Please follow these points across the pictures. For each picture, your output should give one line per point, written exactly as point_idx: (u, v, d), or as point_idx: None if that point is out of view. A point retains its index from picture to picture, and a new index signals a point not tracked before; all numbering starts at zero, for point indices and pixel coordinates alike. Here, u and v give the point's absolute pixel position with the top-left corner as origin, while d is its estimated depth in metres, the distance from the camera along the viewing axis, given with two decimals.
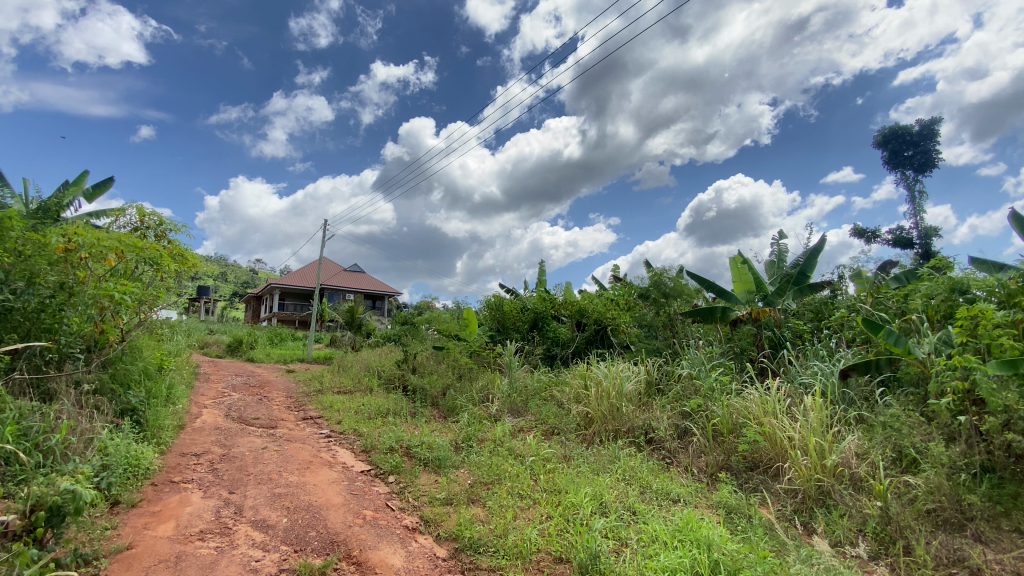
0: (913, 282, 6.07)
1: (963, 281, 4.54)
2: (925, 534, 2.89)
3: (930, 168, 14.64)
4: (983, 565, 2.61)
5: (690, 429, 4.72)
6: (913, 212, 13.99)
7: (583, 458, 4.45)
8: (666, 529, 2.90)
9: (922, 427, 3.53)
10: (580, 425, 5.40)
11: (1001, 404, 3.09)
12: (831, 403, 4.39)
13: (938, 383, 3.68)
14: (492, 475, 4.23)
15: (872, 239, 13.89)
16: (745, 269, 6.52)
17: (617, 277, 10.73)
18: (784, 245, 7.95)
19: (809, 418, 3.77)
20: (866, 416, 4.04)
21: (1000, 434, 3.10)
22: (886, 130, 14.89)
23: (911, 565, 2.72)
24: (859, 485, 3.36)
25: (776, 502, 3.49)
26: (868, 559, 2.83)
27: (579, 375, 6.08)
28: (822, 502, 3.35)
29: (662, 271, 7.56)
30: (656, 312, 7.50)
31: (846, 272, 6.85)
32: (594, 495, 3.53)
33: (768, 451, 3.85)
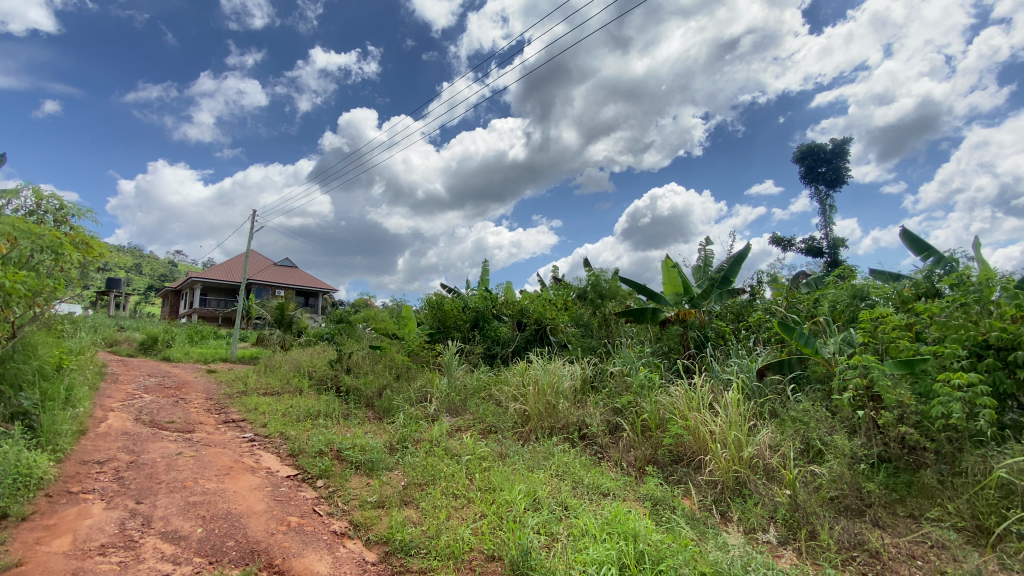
0: (821, 288, 6.64)
1: (863, 288, 5.03)
2: (828, 519, 3.14)
3: (839, 184, 16.07)
4: (880, 547, 2.87)
5: (620, 425, 4.88)
6: (823, 223, 15.31)
7: (518, 456, 4.47)
8: (595, 522, 2.97)
9: (828, 421, 3.86)
10: (516, 423, 5.43)
11: (895, 400, 3.46)
12: (747, 398, 4.70)
13: (841, 379, 4.03)
14: (426, 476, 4.15)
15: (789, 248, 15.06)
16: (674, 272, 6.83)
17: (557, 277, 10.93)
18: (711, 250, 8.43)
19: (729, 413, 4.01)
20: (779, 410, 4.35)
21: (896, 427, 3.48)
22: (803, 148, 16.20)
23: (815, 548, 2.95)
24: (771, 474, 3.60)
25: (698, 493, 3.67)
26: (777, 544, 3.04)
27: (518, 374, 6.12)
28: (739, 492, 3.57)
29: (600, 272, 7.78)
30: (593, 313, 7.72)
31: (764, 277, 7.37)
32: (528, 491, 3.57)
33: (691, 444, 4.05)
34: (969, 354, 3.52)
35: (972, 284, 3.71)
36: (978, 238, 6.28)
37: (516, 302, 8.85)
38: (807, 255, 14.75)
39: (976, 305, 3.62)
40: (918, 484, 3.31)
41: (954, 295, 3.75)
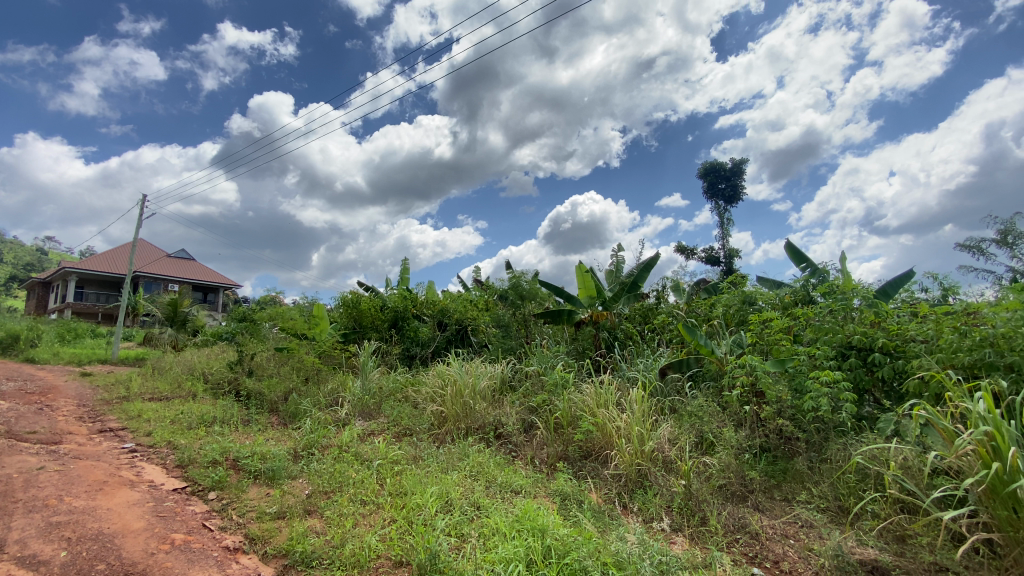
0: (717, 294, 7.25)
1: (751, 294, 5.58)
2: (717, 506, 3.41)
3: (735, 201, 17.66)
4: (759, 529, 3.17)
5: (534, 423, 4.99)
6: (721, 236, 16.74)
7: (432, 458, 4.40)
8: (505, 521, 2.99)
9: (719, 415, 4.21)
10: (432, 425, 5.35)
11: (775, 396, 3.87)
12: (651, 395, 4.99)
13: (731, 377, 4.43)
14: (333, 483, 3.96)
15: (691, 257, 16.26)
16: (589, 276, 7.13)
17: (478, 278, 10.95)
18: (623, 256, 8.89)
19: (634, 410, 4.24)
20: (678, 405, 4.68)
21: (776, 420, 3.87)
22: (706, 165, 17.63)
23: (705, 533, 3.19)
24: (669, 466, 3.84)
25: (604, 486, 3.84)
26: (671, 531, 3.25)
27: (436, 375, 6.04)
28: (640, 484, 3.78)
29: (520, 274, 7.90)
30: (513, 314, 7.84)
31: (668, 283, 7.90)
32: (440, 494, 3.52)
33: (599, 440, 4.23)
34: (835, 354, 4.00)
35: (838, 292, 4.22)
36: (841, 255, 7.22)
37: (436, 303, 8.74)
38: (707, 264, 16.04)
39: (842, 311, 4.12)
40: (792, 470, 3.71)
41: (825, 302, 4.24)
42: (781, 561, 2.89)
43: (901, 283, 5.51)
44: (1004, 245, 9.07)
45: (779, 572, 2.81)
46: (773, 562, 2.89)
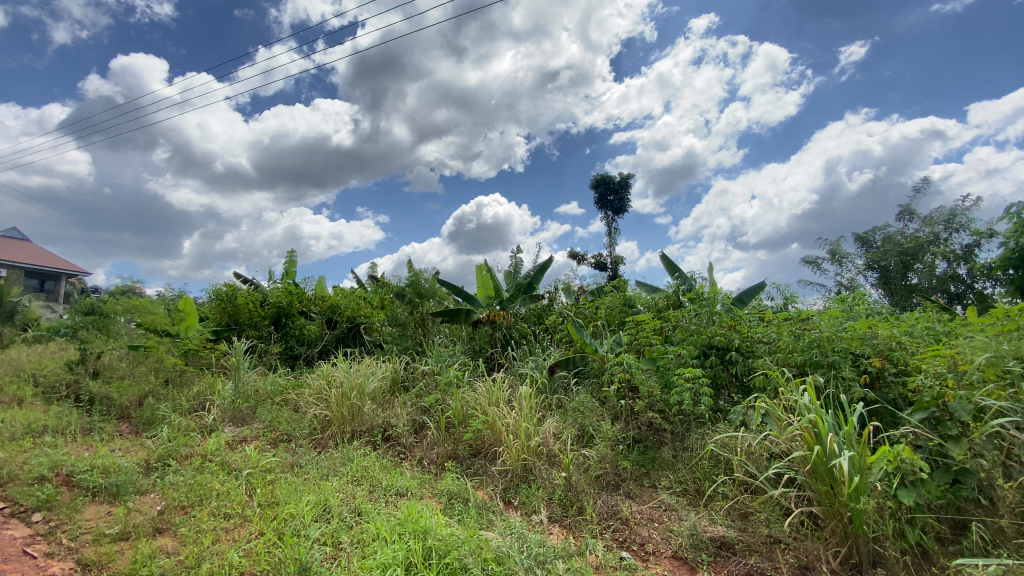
0: (602, 295, 7.76)
1: (631, 298, 6.06)
2: (593, 495, 3.62)
3: (623, 213, 18.99)
4: (628, 515, 3.42)
5: (425, 424, 4.91)
6: (610, 244, 17.87)
7: (312, 464, 4.14)
8: (387, 524, 2.91)
9: (598, 410, 4.50)
10: (313, 429, 5.02)
11: (647, 391, 4.23)
12: (539, 392, 5.17)
13: (611, 374, 4.74)
14: (193, 497, 3.54)
15: (582, 262, 17.16)
16: (487, 276, 7.22)
17: (373, 275, 10.55)
18: (520, 257, 9.13)
19: (522, 407, 4.35)
20: (563, 401, 4.91)
21: (646, 413, 4.23)
22: (597, 177, 18.77)
23: (582, 522, 3.37)
24: (552, 459, 4.00)
25: (490, 483, 3.90)
26: (549, 522, 3.38)
27: (321, 377, 5.69)
28: (525, 479, 3.89)
29: (419, 271, 7.65)
30: (409, 312, 7.62)
31: (560, 284, 8.27)
32: (317, 501, 3.32)
33: (488, 437, 4.29)
34: (698, 353, 4.47)
35: (703, 299, 4.74)
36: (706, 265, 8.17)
37: (326, 298, 8.24)
38: (597, 270, 17.02)
39: (706, 314, 4.61)
40: (659, 459, 4.07)
41: (692, 306, 4.73)
42: (646, 543, 3.14)
43: (753, 292, 6.35)
44: (830, 263, 10.85)
45: (644, 553, 3.06)
46: (640, 545, 3.13)
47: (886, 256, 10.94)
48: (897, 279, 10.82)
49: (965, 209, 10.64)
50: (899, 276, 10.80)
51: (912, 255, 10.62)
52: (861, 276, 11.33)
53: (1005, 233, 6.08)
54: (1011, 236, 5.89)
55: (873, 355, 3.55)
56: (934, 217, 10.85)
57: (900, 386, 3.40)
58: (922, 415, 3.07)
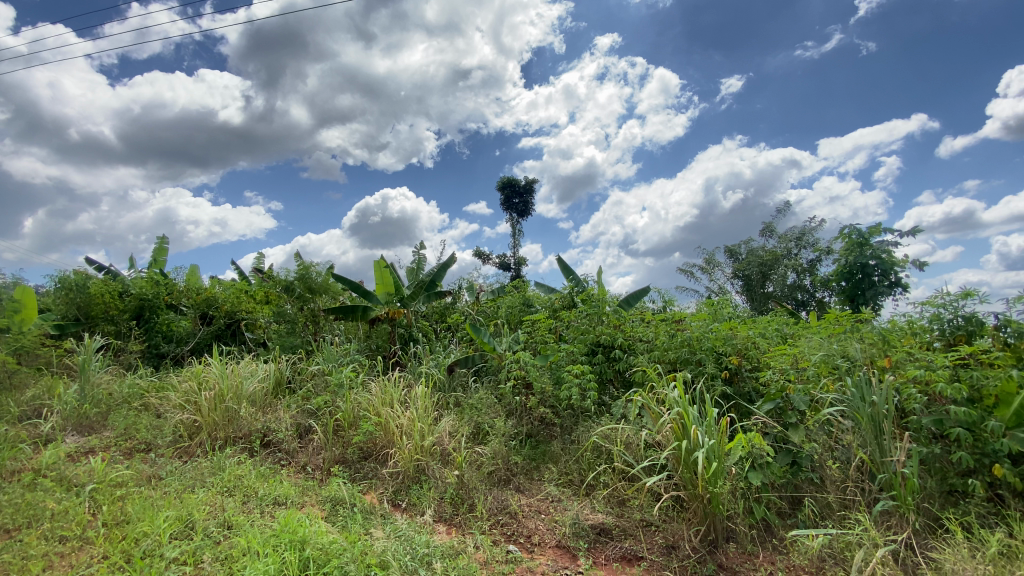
0: (503, 294, 7.93)
1: (530, 298, 6.29)
2: (484, 492, 3.67)
3: (527, 216, 19.48)
4: (517, 509, 3.51)
5: (311, 427, 4.63)
6: (513, 245, 18.19)
7: (176, 475, 3.70)
8: (260, 537, 2.69)
9: (494, 407, 4.55)
10: (179, 436, 4.49)
11: (541, 387, 4.41)
12: (436, 391, 5.11)
13: (507, 372, 4.84)
14: (15, 519, 2.98)
15: (486, 262, 17.28)
16: (387, 272, 6.97)
17: (259, 266, 9.73)
18: (424, 254, 8.96)
19: (416, 407, 4.26)
20: (460, 399, 4.91)
21: (539, 409, 4.40)
22: (503, 179, 19.07)
23: (472, 519, 3.39)
24: (445, 458, 3.97)
25: (380, 485, 3.79)
26: (434, 522, 3.35)
27: (191, 378, 5.11)
28: (417, 479, 3.82)
29: (311, 264, 7.16)
30: (298, 308, 7.07)
31: (464, 283, 8.25)
32: (177, 517, 2.97)
33: (380, 439, 4.14)
34: (587, 350, 4.71)
35: (593, 301, 5.02)
36: (599, 270, 8.69)
37: (201, 291, 7.40)
38: (499, 270, 17.24)
39: (595, 315, 4.91)
40: (548, 452, 4.24)
41: (582, 306, 4.99)
42: (533, 535, 3.25)
43: (639, 295, 6.85)
44: (705, 271, 12.08)
45: (530, 545, 3.16)
46: (527, 537, 3.23)
47: (749, 266, 12.43)
48: (757, 287, 12.34)
49: (811, 230, 12.44)
50: (758, 284, 12.33)
51: (770, 267, 12.18)
52: (730, 284, 12.76)
53: (838, 252, 7.20)
54: (843, 254, 7.00)
55: (733, 353, 4.00)
56: (787, 235, 12.56)
57: (753, 380, 3.89)
58: (771, 405, 3.49)
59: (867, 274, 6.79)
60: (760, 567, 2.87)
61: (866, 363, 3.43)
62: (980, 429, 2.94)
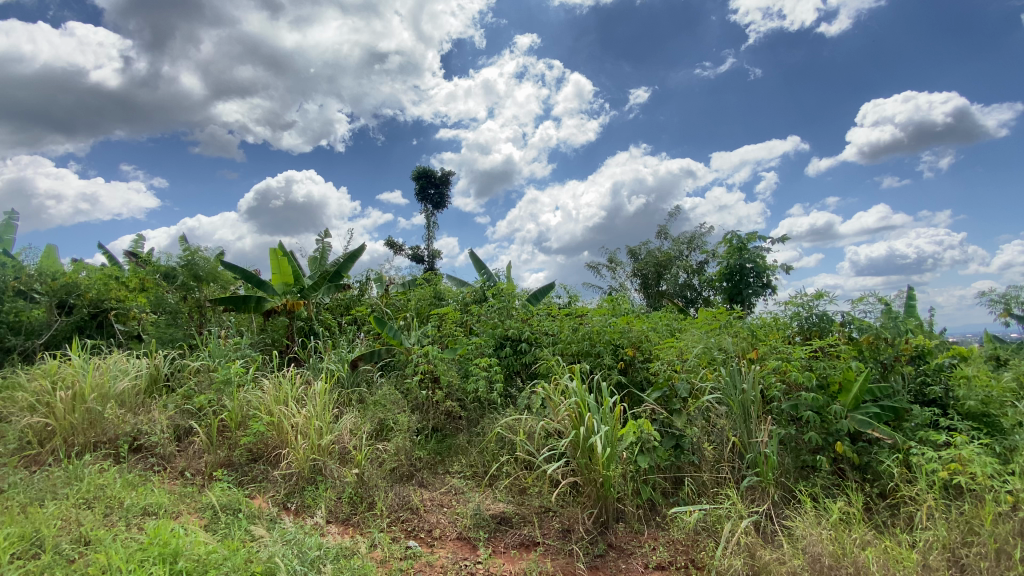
0: (413, 287, 7.77)
1: (440, 291, 6.26)
2: (385, 489, 3.58)
3: (441, 208, 19.20)
4: (419, 504, 3.47)
5: (192, 429, 4.22)
6: (426, 237, 17.84)
7: (19, 488, 3.18)
8: (125, 551, 2.40)
9: (400, 402, 4.44)
10: (25, 443, 3.86)
11: (447, 380, 4.39)
12: (336, 387, 4.89)
13: (413, 367, 4.77)
14: None
15: (399, 253, 16.81)
16: (286, 261, 6.50)
17: (134, 250, 8.65)
18: (329, 243, 8.50)
19: (314, 403, 4.02)
20: (364, 395, 4.74)
21: (446, 403, 4.38)
22: (417, 169, 18.62)
23: (371, 518, 3.31)
24: (345, 457, 3.80)
25: (271, 489, 3.56)
26: (327, 524, 3.20)
27: (42, 376, 4.42)
28: (313, 480, 3.64)
29: (197, 249, 6.48)
30: (181, 298, 6.42)
31: (372, 275, 7.95)
32: (19, 535, 2.55)
33: (273, 439, 3.88)
34: (496, 344, 4.78)
35: (503, 295, 5.11)
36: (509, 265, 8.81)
37: (59, 276, 6.37)
38: (412, 261, 16.83)
39: (505, 309, 4.99)
40: (453, 445, 4.23)
41: (492, 301, 5.06)
42: (433, 529, 3.23)
43: (547, 290, 7.07)
44: (609, 269, 12.72)
45: (431, 539, 3.14)
46: (427, 532, 3.21)
47: (646, 266, 13.34)
48: (653, 285, 13.24)
49: (701, 235, 13.60)
50: (655, 283, 13.26)
51: (665, 267, 13.13)
52: (630, 282, 13.59)
53: (721, 255, 7.95)
54: (726, 257, 7.73)
55: (628, 345, 4.27)
56: (681, 239, 13.62)
57: (645, 371, 4.18)
58: (658, 393, 3.82)
59: (744, 276, 7.57)
60: (645, 543, 3.10)
61: (739, 355, 3.84)
62: (827, 412, 3.46)
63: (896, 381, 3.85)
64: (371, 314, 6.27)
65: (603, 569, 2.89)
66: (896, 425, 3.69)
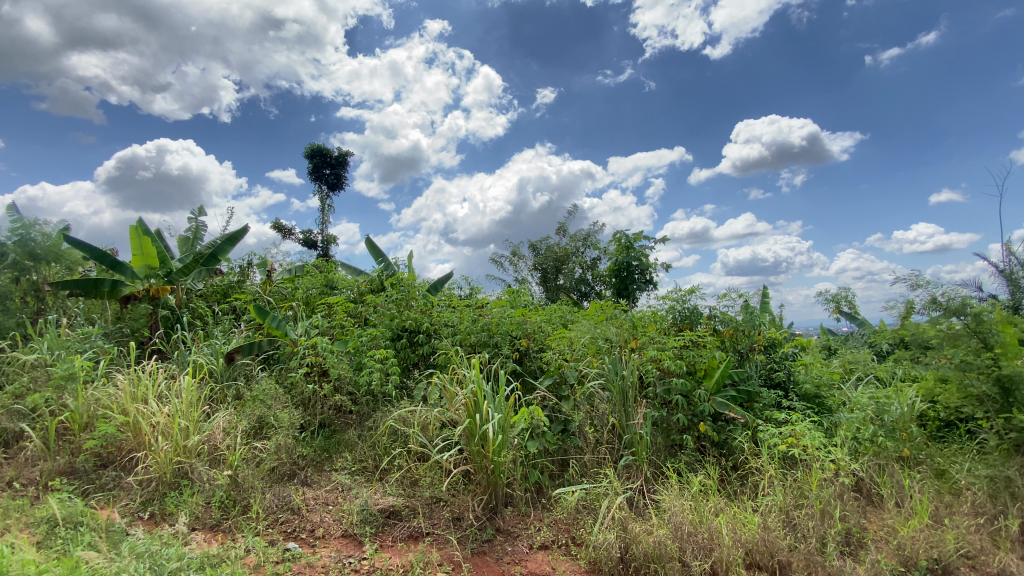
0: (301, 274, 7.35)
1: (332, 280, 5.98)
2: (263, 490, 3.35)
3: (338, 190, 18.19)
4: (300, 503, 3.29)
5: (22, 434, 3.61)
6: (321, 222, 16.82)
7: None
8: None
9: (282, 397, 4.17)
10: None
11: (336, 373, 4.23)
12: (208, 381, 4.46)
13: (299, 359, 4.52)
14: None
15: (289, 237, 15.65)
16: (149, 242, 5.76)
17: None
18: (203, 221, 7.69)
19: (179, 399, 3.62)
20: (241, 390, 4.38)
21: (334, 397, 4.19)
22: (312, 147, 17.45)
23: (245, 521, 3.07)
24: (215, 458, 3.50)
25: (123, 498, 3.18)
26: (189, 532, 2.92)
27: None
28: (177, 485, 3.31)
29: (33, 222, 5.53)
30: (12, 281, 5.28)
31: (255, 259, 7.36)
32: None
33: (127, 441, 3.45)
34: (392, 336, 4.66)
35: (402, 285, 4.99)
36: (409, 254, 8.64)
37: None
38: (305, 247, 15.80)
39: (403, 300, 4.88)
40: (342, 441, 4.07)
41: (390, 291, 4.92)
42: (316, 528, 3.09)
43: (446, 281, 7.09)
44: (511, 262, 12.98)
45: (313, 539, 3.00)
46: (309, 532, 3.06)
47: (546, 260, 13.83)
48: (552, 279, 13.75)
49: (595, 232, 14.37)
50: (553, 276, 13.77)
51: (563, 261, 13.69)
52: (531, 275, 13.98)
53: (611, 252, 8.45)
54: (616, 253, 8.25)
55: (524, 336, 4.42)
56: (578, 235, 14.29)
57: (539, 360, 4.34)
58: (550, 381, 4.03)
59: (631, 272, 8.14)
60: (531, 525, 3.23)
61: (623, 344, 4.14)
62: (693, 396, 3.88)
63: (750, 367, 4.38)
64: (251, 302, 5.84)
65: (489, 554, 2.96)
66: (748, 406, 4.21)
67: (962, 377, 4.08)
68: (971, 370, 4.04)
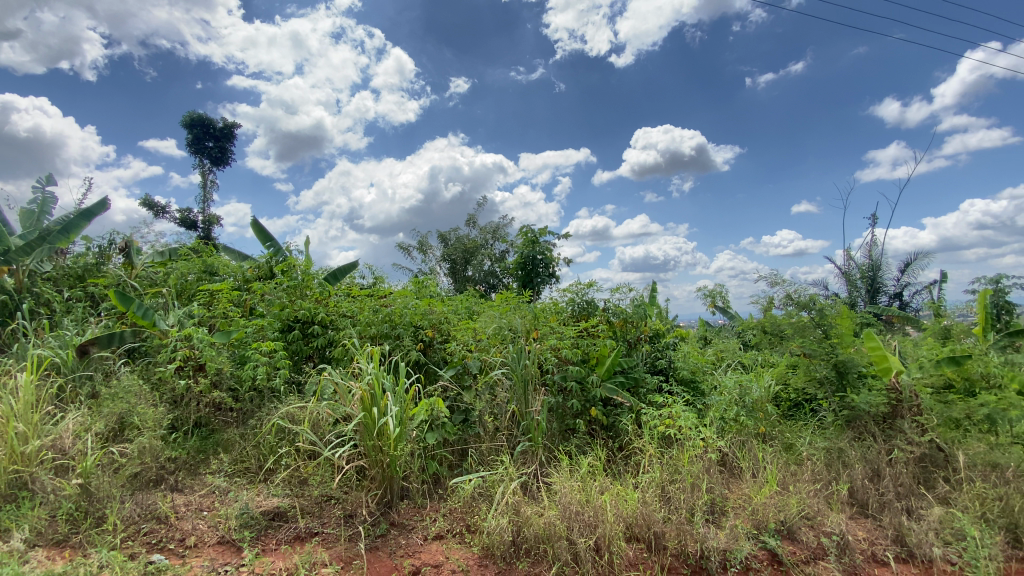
0: (175, 258, 6.64)
1: (213, 265, 5.48)
2: (123, 499, 3.00)
3: (224, 165, 16.55)
4: (169, 511, 3.00)
5: None
6: (205, 200, 15.21)
7: None
8: None
9: (149, 395, 3.75)
10: None
11: (215, 367, 3.89)
12: (52, 377, 3.88)
13: (169, 352, 4.10)
14: None
15: (163, 215, 13.97)
16: None
17: None
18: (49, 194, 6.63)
19: (14, 398, 3.10)
20: (97, 388, 3.87)
21: (212, 394, 3.85)
22: (194, 115, 15.67)
23: (100, 535, 2.74)
24: (61, 466, 3.06)
25: None
26: (27, 550, 2.54)
27: None
28: (11, 498, 2.86)
29: None
30: None
31: (117, 239, 6.50)
32: None
33: None
34: (283, 327, 4.37)
35: (296, 273, 4.69)
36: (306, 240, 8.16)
37: None
38: (183, 228, 14.20)
39: (296, 289, 4.59)
40: (221, 441, 3.76)
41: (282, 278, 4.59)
42: (187, 537, 2.84)
43: (346, 269, 6.80)
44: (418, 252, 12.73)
45: (182, 549, 2.74)
46: (178, 542, 2.80)
47: (455, 251, 13.72)
48: (460, 270, 13.71)
49: (504, 225, 14.57)
50: (462, 268, 13.74)
51: (471, 253, 13.71)
52: (439, 266, 13.81)
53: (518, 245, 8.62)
54: (521, 246, 8.44)
55: (429, 326, 4.38)
56: (486, 228, 14.38)
57: (443, 351, 4.35)
58: (452, 372, 4.05)
59: (535, 265, 8.38)
60: (426, 517, 3.23)
61: (526, 334, 4.25)
62: (586, 382, 4.11)
63: (637, 355, 4.73)
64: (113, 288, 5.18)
65: (382, 548, 2.91)
66: (634, 390, 4.55)
67: (809, 363, 4.74)
68: (815, 356, 4.70)
